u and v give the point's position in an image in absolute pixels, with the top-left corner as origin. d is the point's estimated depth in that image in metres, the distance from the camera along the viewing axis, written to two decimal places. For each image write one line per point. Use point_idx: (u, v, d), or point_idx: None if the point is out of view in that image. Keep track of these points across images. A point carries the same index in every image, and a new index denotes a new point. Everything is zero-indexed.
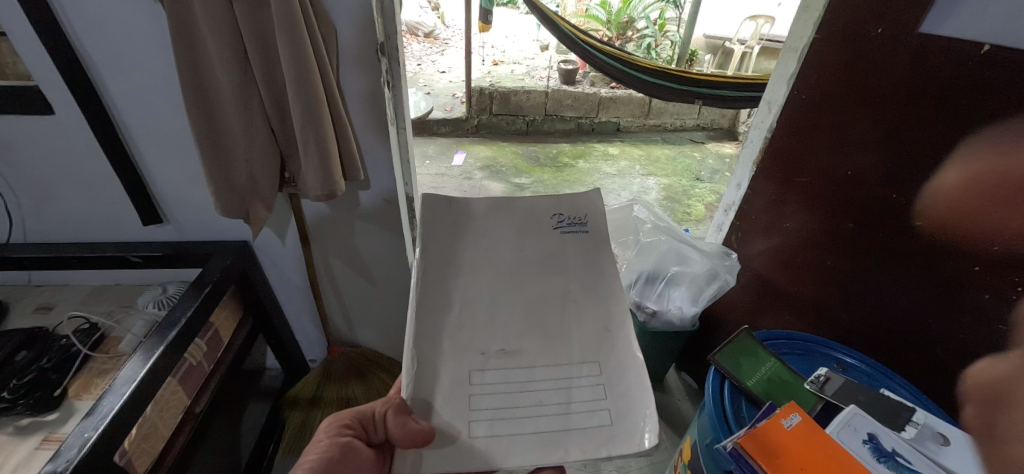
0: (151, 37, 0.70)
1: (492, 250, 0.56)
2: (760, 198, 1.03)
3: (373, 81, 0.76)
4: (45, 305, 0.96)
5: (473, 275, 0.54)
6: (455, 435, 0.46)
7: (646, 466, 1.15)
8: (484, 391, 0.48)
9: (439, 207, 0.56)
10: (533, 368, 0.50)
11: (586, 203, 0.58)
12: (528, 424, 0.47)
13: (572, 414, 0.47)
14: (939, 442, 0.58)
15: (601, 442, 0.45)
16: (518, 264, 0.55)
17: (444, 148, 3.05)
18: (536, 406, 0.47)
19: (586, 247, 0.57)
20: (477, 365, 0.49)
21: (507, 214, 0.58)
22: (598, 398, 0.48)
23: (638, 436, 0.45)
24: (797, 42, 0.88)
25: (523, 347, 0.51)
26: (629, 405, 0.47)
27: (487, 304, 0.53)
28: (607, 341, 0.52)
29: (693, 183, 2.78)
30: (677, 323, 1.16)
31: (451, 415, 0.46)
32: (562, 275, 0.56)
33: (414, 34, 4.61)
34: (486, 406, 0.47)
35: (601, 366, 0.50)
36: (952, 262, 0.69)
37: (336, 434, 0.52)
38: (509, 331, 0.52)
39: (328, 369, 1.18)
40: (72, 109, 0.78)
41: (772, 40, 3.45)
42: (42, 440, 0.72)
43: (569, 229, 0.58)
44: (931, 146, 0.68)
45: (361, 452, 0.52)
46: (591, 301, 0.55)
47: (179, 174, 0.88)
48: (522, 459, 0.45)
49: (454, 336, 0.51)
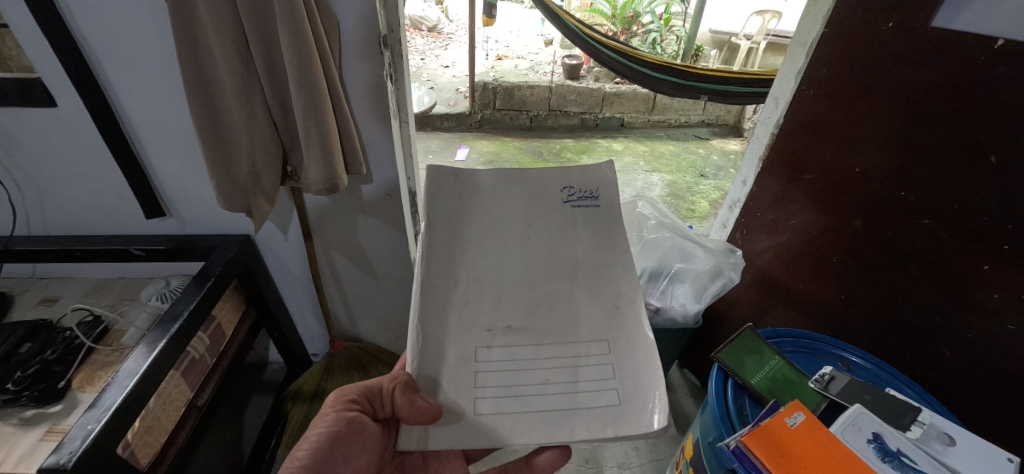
0: (152, 29, 0.69)
1: (499, 226, 0.55)
2: (766, 195, 1.02)
3: (376, 74, 0.75)
4: (48, 297, 0.96)
5: (481, 253, 0.54)
6: (461, 412, 0.46)
7: (649, 464, 1.14)
8: (489, 368, 0.48)
9: (444, 180, 0.56)
10: (540, 346, 0.50)
11: (598, 175, 0.58)
12: (535, 401, 0.46)
13: (579, 393, 0.47)
14: (944, 442, 0.57)
15: (609, 421, 0.45)
16: (525, 241, 0.55)
17: (447, 143, 3.04)
18: (542, 384, 0.47)
19: (593, 221, 0.56)
20: (483, 342, 0.49)
21: (517, 185, 0.57)
22: (606, 377, 0.48)
23: (648, 417, 0.44)
24: (806, 36, 0.87)
25: (530, 325, 0.51)
26: (638, 385, 0.47)
27: (493, 284, 0.53)
28: (617, 319, 0.52)
29: (698, 179, 2.76)
30: (681, 321, 1.14)
31: (457, 392, 0.47)
32: (571, 249, 0.55)
33: (417, 28, 4.58)
34: (491, 383, 0.47)
35: (610, 345, 0.50)
36: (962, 258, 0.68)
37: (343, 408, 0.52)
38: (515, 309, 0.51)
39: (330, 365, 1.19)
40: (74, 102, 0.78)
41: (779, 35, 3.41)
42: (47, 431, 0.73)
43: (580, 202, 0.57)
44: (940, 141, 0.67)
45: (367, 427, 0.53)
46: (601, 277, 0.54)
47: (182, 167, 0.88)
48: (529, 436, 0.44)
49: (460, 312, 0.51)
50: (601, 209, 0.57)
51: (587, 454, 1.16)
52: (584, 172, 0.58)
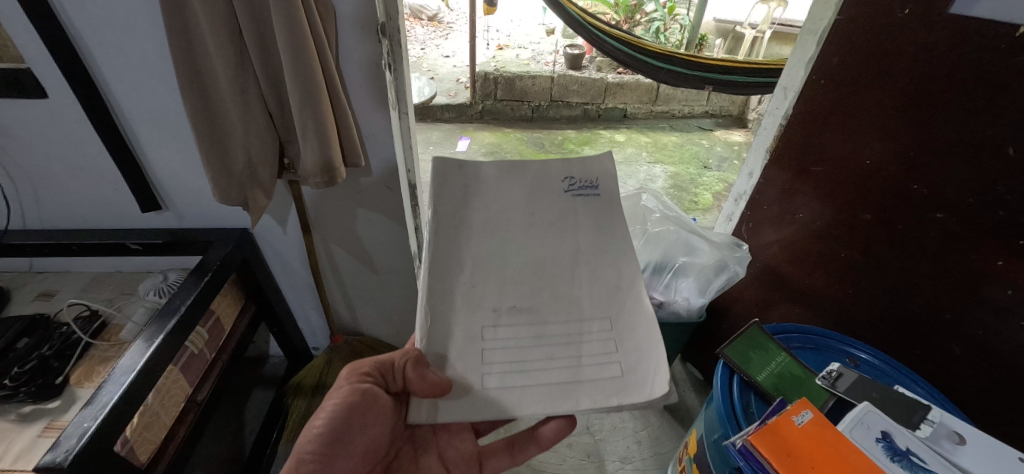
0: (143, 17, 0.67)
1: (502, 214, 0.54)
2: (771, 188, 1.00)
3: (375, 64, 0.73)
4: (46, 291, 0.96)
5: (484, 240, 0.53)
6: (469, 385, 0.45)
7: (651, 459, 1.14)
8: (496, 345, 0.47)
9: (449, 170, 0.54)
10: (544, 325, 0.48)
11: (599, 166, 0.56)
12: (540, 375, 0.46)
13: (582, 367, 0.46)
14: (954, 441, 0.56)
15: (612, 392, 0.44)
16: (528, 228, 0.54)
17: (448, 134, 3.01)
18: (547, 360, 0.46)
19: (596, 209, 0.55)
20: (489, 321, 0.48)
21: (519, 176, 0.56)
22: (608, 352, 0.47)
23: (649, 386, 0.44)
24: (818, 24, 0.84)
25: (535, 305, 0.49)
26: (639, 358, 0.46)
27: (497, 268, 0.51)
28: (617, 299, 0.51)
29: (701, 171, 2.73)
30: (684, 314, 1.11)
31: (465, 367, 0.46)
32: (572, 233, 0.54)
33: (417, 18, 4.51)
34: (498, 360, 0.46)
35: (611, 322, 0.49)
36: (974, 253, 0.66)
37: (356, 381, 0.51)
38: (520, 289, 0.50)
39: (331, 358, 1.18)
40: (64, 93, 0.75)
41: (785, 24, 3.35)
42: (45, 427, 0.72)
43: (581, 192, 0.55)
44: (953, 132, 0.65)
45: (380, 399, 0.52)
46: (603, 261, 0.53)
47: (177, 159, 0.86)
48: (535, 408, 0.44)
49: (466, 294, 0.50)
50: (601, 198, 0.55)
51: (589, 448, 1.15)
52: (584, 163, 0.56)
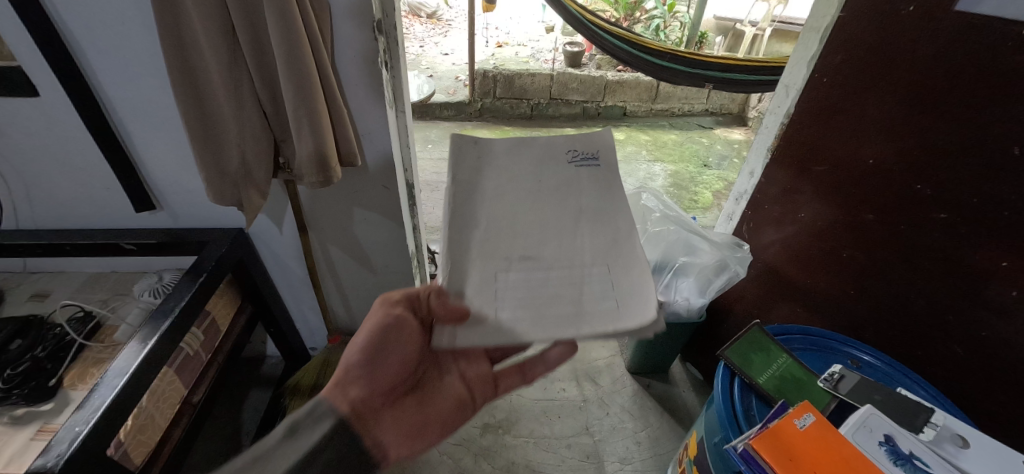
0: (134, 14, 0.66)
1: (512, 182, 0.53)
2: (772, 187, 0.99)
3: (371, 62, 0.72)
4: (40, 292, 0.95)
5: (495, 205, 0.51)
6: (484, 316, 0.43)
7: (651, 460, 1.13)
8: (507, 287, 0.46)
9: (465, 146, 0.53)
10: (549, 271, 0.47)
11: (599, 139, 0.56)
12: (548, 310, 0.44)
13: (585, 304, 0.44)
14: (957, 444, 0.55)
15: (613, 322, 0.42)
16: (535, 193, 0.53)
17: (447, 132, 2.99)
18: (552, 298, 0.45)
19: (598, 179, 0.54)
20: (501, 269, 0.47)
21: (527, 149, 0.55)
22: (608, 291, 0.45)
23: (647, 313, 0.42)
24: (821, 21, 0.84)
25: (541, 253, 0.49)
26: (638, 296, 0.44)
27: (508, 226, 0.51)
28: (616, 248, 0.49)
29: (701, 169, 2.72)
30: (684, 315, 1.12)
31: (480, 302, 0.44)
32: (574, 194, 0.53)
33: (415, 15, 4.49)
34: (509, 298, 0.45)
35: (611, 268, 0.48)
36: (977, 255, 0.66)
37: (389, 308, 0.53)
38: (529, 240, 0.50)
39: (328, 359, 1.17)
40: (56, 92, 0.74)
41: (785, 22, 3.33)
42: (37, 430, 0.71)
43: (584, 163, 0.55)
44: (957, 130, 0.64)
45: (411, 327, 0.52)
46: (603, 218, 0.52)
47: (172, 159, 0.85)
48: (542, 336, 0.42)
49: (480, 245, 0.49)
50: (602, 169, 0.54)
51: (588, 449, 1.15)
52: (588, 137, 0.56)
